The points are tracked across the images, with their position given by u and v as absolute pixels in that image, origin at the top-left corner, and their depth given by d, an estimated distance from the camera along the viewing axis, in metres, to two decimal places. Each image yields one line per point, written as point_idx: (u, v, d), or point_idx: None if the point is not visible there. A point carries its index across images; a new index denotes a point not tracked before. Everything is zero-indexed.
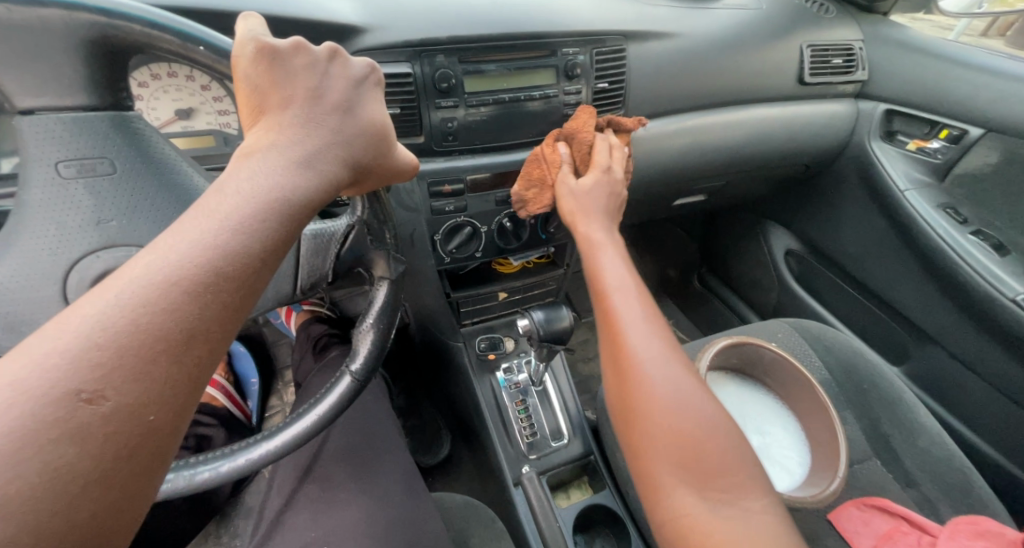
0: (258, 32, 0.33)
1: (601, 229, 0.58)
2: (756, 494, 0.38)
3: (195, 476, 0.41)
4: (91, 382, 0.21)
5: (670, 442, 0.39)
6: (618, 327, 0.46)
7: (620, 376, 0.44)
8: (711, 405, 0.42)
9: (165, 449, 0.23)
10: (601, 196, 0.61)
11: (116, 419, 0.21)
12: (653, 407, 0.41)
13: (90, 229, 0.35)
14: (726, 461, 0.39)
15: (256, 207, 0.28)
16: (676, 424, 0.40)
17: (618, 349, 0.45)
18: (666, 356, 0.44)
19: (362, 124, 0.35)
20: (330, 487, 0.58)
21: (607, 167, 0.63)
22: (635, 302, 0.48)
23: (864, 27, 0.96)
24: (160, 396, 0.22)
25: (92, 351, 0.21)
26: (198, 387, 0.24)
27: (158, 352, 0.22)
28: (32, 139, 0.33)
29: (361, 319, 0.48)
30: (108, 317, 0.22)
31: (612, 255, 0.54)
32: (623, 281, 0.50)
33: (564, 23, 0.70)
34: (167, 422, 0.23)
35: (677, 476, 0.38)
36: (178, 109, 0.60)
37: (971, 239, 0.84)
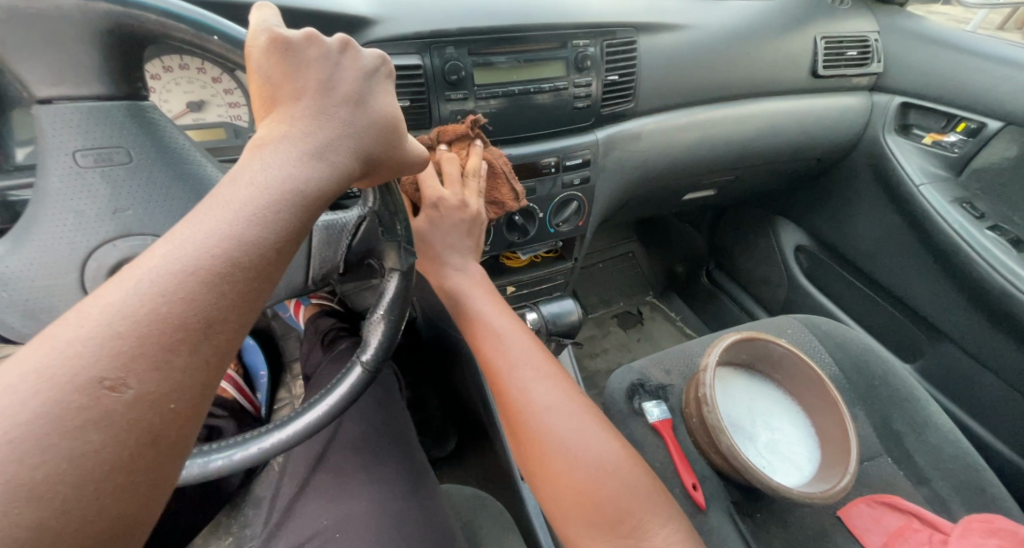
0: (272, 23, 0.33)
1: (470, 275, 0.57)
2: (657, 524, 0.38)
3: (209, 463, 0.42)
4: (113, 371, 0.21)
5: (568, 495, 0.39)
6: (512, 380, 0.46)
7: (516, 433, 0.45)
8: (603, 442, 0.42)
9: (185, 437, 0.23)
10: (444, 229, 0.56)
11: (138, 407, 0.21)
12: (546, 462, 0.41)
13: (107, 217, 0.35)
14: (624, 500, 0.39)
15: (270, 198, 0.28)
16: (571, 476, 0.40)
17: (506, 404, 0.46)
18: (560, 401, 0.44)
19: (373, 117, 0.35)
20: (340, 475, 0.58)
21: (444, 196, 0.55)
22: (516, 351, 0.48)
23: (880, 18, 0.94)
24: (179, 385, 0.23)
25: (114, 340, 0.21)
26: (216, 376, 0.25)
27: (177, 342, 0.23)
28: (49, 128, 0.33)
29: (372, 311, 0.48)
30: (128, 306, 0.22)
31: (486, 301, 0.54)
32: (512, 333, 0.51)
33: (575, 14, 0.69)
34: (187, 410, 0.23)
35: (584, 528, 0.39)
36: (190, 102, 0.61)
37: (987, 234, 0.82)
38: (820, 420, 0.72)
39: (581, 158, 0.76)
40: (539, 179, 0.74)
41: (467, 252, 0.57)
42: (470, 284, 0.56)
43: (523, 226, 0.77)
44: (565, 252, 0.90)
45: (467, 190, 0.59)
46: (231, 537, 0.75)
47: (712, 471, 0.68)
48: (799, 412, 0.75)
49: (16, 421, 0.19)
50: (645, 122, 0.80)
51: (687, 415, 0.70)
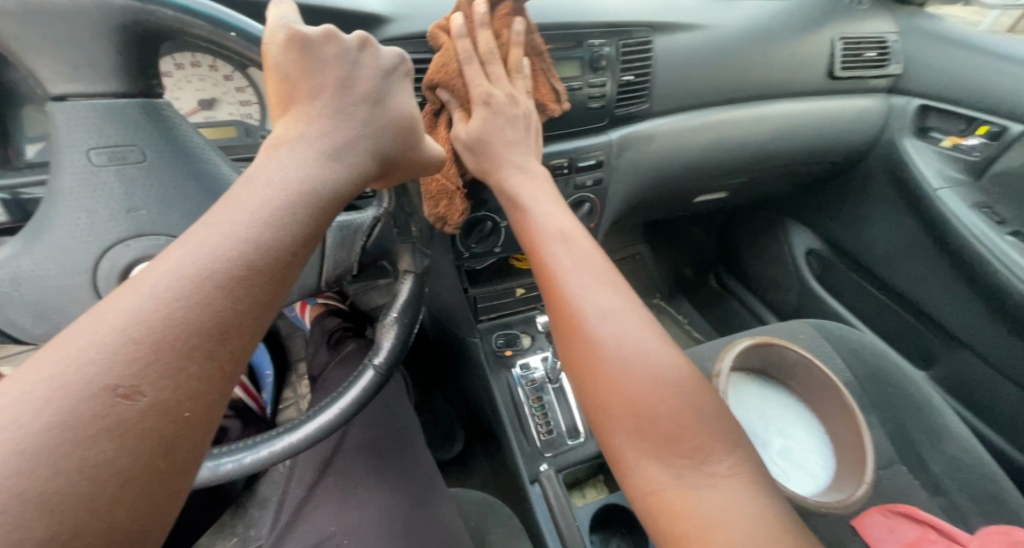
0: (289, 20, 0.32)
1: (519, 174, 0.56)
2: (719, 451, 0.36)
3: (218, 466, 0.41)
4: (127, 378, 0.20)
5: (627, 407, 0.38)
6: (565, 289, 0.45)
7: (569, 342, 0.43)
8: (667, 356, 0.40)
9: (198, 449, 0.22)
10: (498, 129, 0.56)
11: (151, 416, 0.20)
12: (606, 371, 0.40)
13: (121, 217, 0.35)
14: (686, 420, 0.37)
15: (287, 199, 0.27)
16: (630, 386, 0.39)
17: (563, 310, 0.44)
18: (614, 312, 0.43)
19: (391, 116, 0.34)
20: (348, 478, 0.57)
21: (488, 96, 0.56)
22: (575, 254, 0.47)
23: (899, 20, 0.93)
24: (194, 392, 0.21)
25: (128, 346, 0.20)
26: (230, 383, 0.23)
27: (192, 347, 0.22)
28: (64, 125, 0.33)
29: (385, 313, 0.48)
30: (141, 311, 0.21)
31: (542, 201, 0.53)
32: (563, 237, 0.49)
33: (591, 13, 0.68)
34: (201, 420, 0.22)
35: (637, 443, 0.38)
36: (201, 99, 0.60)
37: (1008, 240, 0.81)
38: (836, 429, 0.71)
39: (595, 158, 0.75)
40: (552, 180, 0.73)
41: (530, 155, 0.58)
42: (529, 182, 0.56)
43: None
44: None
45: (511, 85, 0.59)
46: (236, 538, 0.74)
47: None
48: (814, 420, 0.74)
49: (29, 430, 0.18)
50: (658, 123, 0.79)
51: None
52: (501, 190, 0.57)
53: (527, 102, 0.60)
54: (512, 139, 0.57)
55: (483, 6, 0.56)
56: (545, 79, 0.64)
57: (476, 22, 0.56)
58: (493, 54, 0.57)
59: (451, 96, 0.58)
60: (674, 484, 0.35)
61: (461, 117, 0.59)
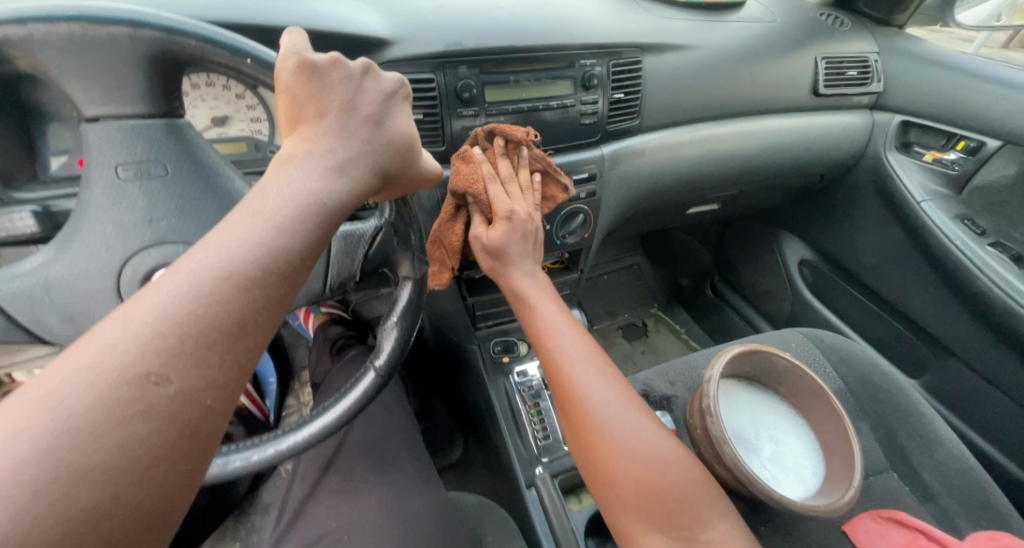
0: (300, 48, 0.36)
1: (524, 274, 0.61)
2: (711, 517, 0.41)
3: (226, 464, 0.44)
4: (157, 366, 0.22)
5: (631, 487, 0.41)
6: (568, 374, 0.49)
7: (575, 426, 0.47)
8: (661, 439, 0.45)
9: (220, 431, 0.25)
10: (515, 242, 0.60)
11: (178, 401, 0.22)
12: (609, 456, 0.43)
13: (143, 227, 0.38)
14: (684, 497, 0.41)
15: (296, 210, 0.30)
16: (633, 468, 0.42)
17: (568, 395, 0.48)
18: (614, 396, 0.47)
19: (391, 135, 0.37)
20: (350, 479, 0.59)
21: (510, 211, 0.59)
22: (575, 344, 0.52)
23: (879, 39, 0.97)
24: (215, 382, 0.24)
25: (158, 338, 0.23)
26: (246, 375, 0.26)
27: (214, 341, 0.24)
28: (96, 144, 0.36)
29: (385, 318, 0.50)
30: (169, 307, 0.24)
31: (541, 294, 0.59)
32: (562, 327, 0.54)
33: (582, 35, 0.72)
34: (220, 407, 0.24)
35: (641, 520, 0.41)
36: (214, 117, 0.64)
37: (989, 251, 0.83)
38: (825, 435, 0.72)
39: (587, 172, 0.78)
40: None
41: (535, 263, 0.63)
42: (530, 280, 0.61)
43: None
44: (571, 264, 0.91)
45: (527, 200, 0.63)
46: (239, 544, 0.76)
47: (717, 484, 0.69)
48: (804, 425, 0.76)
49: (77, 408, 0.20)
50: (649, 138, 0.83)
51: (692, 427, 0.70)
52: (509, 290, 0.61)
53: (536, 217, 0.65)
54: (522, 253, 0.61)
55: (501, 141, 0.63)
56: (553, 182, 0.69)
57: (495, 153, 0.63)
58: (509, 178, 0.62)
59: (473, 203, 0.62)
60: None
61: (481, 221, 0.62)
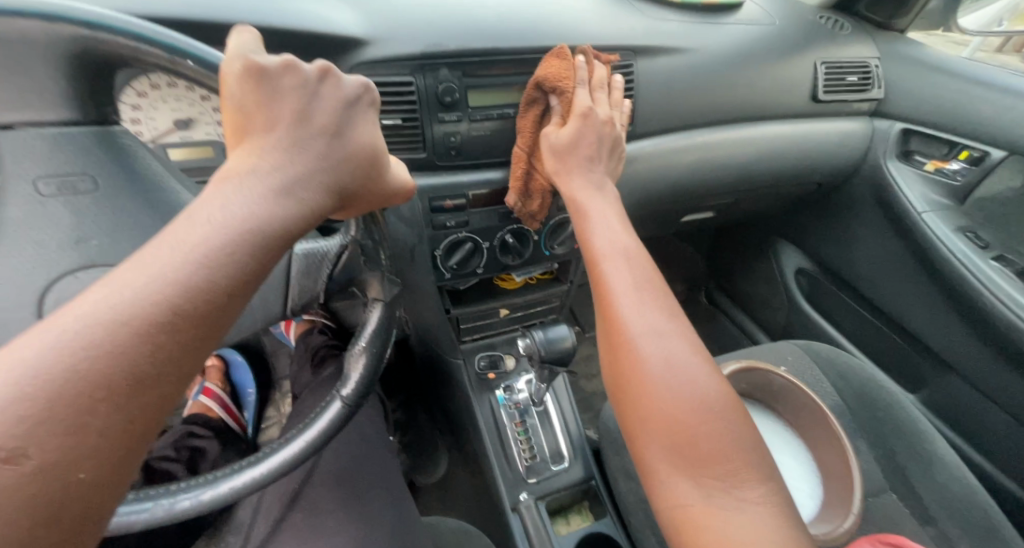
0: (250, 50, 0.32)
1: (583, 185, 0.59)
2: (752, 477, 0.35)
3: (174, 504, 0.39)
4: (13, 439, 0.18)
5: (664, 424, 0.37)
6: (612, 298, 0.45)
7: (613, 354, 0.43)
8: (710, 378, 0.40)
9: (96, 507, 0.20)
10: (588, 141, 0.61)
11: (38, 479, 0.18)
12: (645, 386, 0.39)
13: (68, 247, 0.33)
14: (723, 444, 0.36)
15: (226, 239, 0.26)
16: (669, 403, 0.38)
17: (610, 319, 0.44)
18: (659, 327, 0.42)
19: (351, 149, 0.33)
20: (318, 514, 0.55)
21: (588, 111, 0.61)
22: (628, 269, 0.47)
23: (880, 44, 0.94)
24: (93, 450, 0.20)
25: (20, 402, 0.18)
26: (139, 437, 0.22)
27: (97, 401, 0.20)
28: (10, 155, 0.32)
29: (353, 342, 0.46)
30: (43, 361, 0.19)
31: (605, 211, 0.56)
32: (614, 248, 0.50)
33: (572, 37, 0.68)
34: (98, 480, 0.20)
35: (672, 462, 0.37)
36: (177, 120, 0.59)
37: (993, 265, 0.80)
38: (824, 458, 0.69)
39: None
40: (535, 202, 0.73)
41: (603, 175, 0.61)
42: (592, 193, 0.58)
43: (517, 248, 0.76)
44: (561, 275, 0.88)
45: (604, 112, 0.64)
46: None
47: None
48: (799, 445, 0.72)
49: None
50: (642, 145, 0.79)
51: None
52: (568, 198, 0.59)
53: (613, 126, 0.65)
54: (592, 155, 0.61)
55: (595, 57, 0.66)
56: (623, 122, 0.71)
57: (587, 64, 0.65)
58: (593, 88, 0.65)
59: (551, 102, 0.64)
60: (703, 503, 0.35)
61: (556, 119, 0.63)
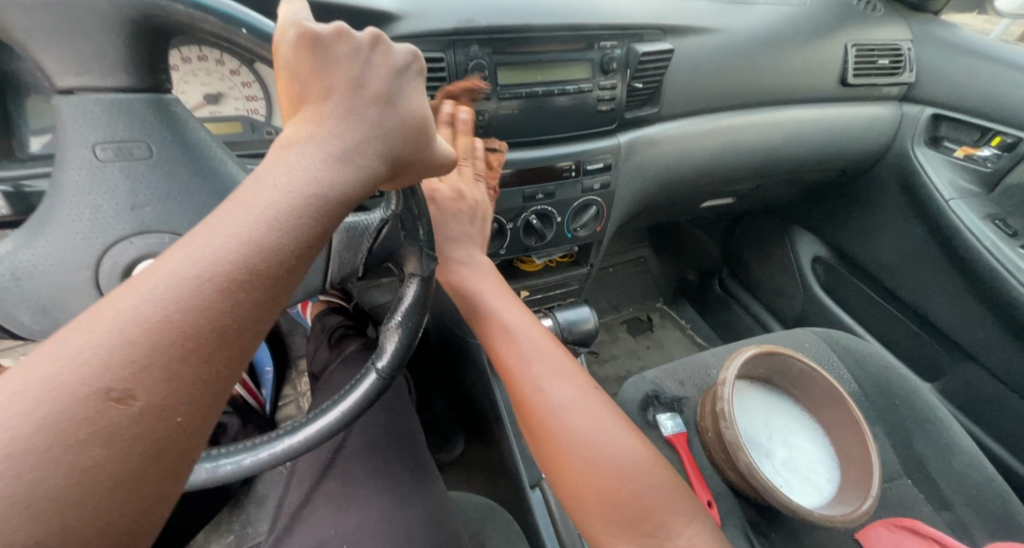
0: (301, 17, 0.31)
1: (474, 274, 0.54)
2: (679, 522, 0.36)
3: (216, 468, 0.39)
4: (121, 381, 0.20)
5: (593, 495, 0.37)
6: (522, 383, 0.45)
7: (537, 438, 0.42)
8: (625, 440, 0.40)
9: (194, 449, 0.22)
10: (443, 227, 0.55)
11: (144, 420, 0.20)
12: (571, 463, 0.39)
13: (125, 214, 0.34)
14: (645, 498, 0.37)
15: (292, 203, 0.26)
16: (593, 475, 0.38)
17: (525, 405, 0.44)
18: (573, 400, 0.43)
19: (403, 117, 0.33)
20: (350, 483, 0.57)
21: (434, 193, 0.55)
22: (532, 351, 0.47)
23: (913, 27, 0.92)
24: (189, 396, 0.21)
25: (123, 348, 0.20)
26: (226, 387, 0.23)
27: (189, 351, 0.21)
28: (70, 119, 0.32)
29: (389, 316, 0.47)
30: (140, 313, 0.21)
31: (493, 289, 0.54)
32: (519, 331, 0.49)
33: (602, 14, 0.68)
34: (195, 424, 0.22)
35: (609, 530, 0.36)
36: (207, 94, 0.59)
37: (1021, 253, 0.80)
38: (844, 441, 0.69)
39: (603, 162, 0.75)
40: (559, 183, 0.74)
41: (473, 247, 0.58)
42: (479, 276, 0.55)
43: (540, 230, 0.76)
44: (580, 258, 0.88)
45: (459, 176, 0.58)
46: (233, 536, 0.73)
47: (727, 488, 0.66)
48: (817, 430, 0.73)
49: (17, 433, 0.18)
50: (667, 127, 0.79)
51: (701, 429, 0.67)
52: None
53: (478, 197, 0.60)
54: (454, 233, 0.56)
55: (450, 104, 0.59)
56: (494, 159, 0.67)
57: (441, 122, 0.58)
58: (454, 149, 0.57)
59: None
60: None
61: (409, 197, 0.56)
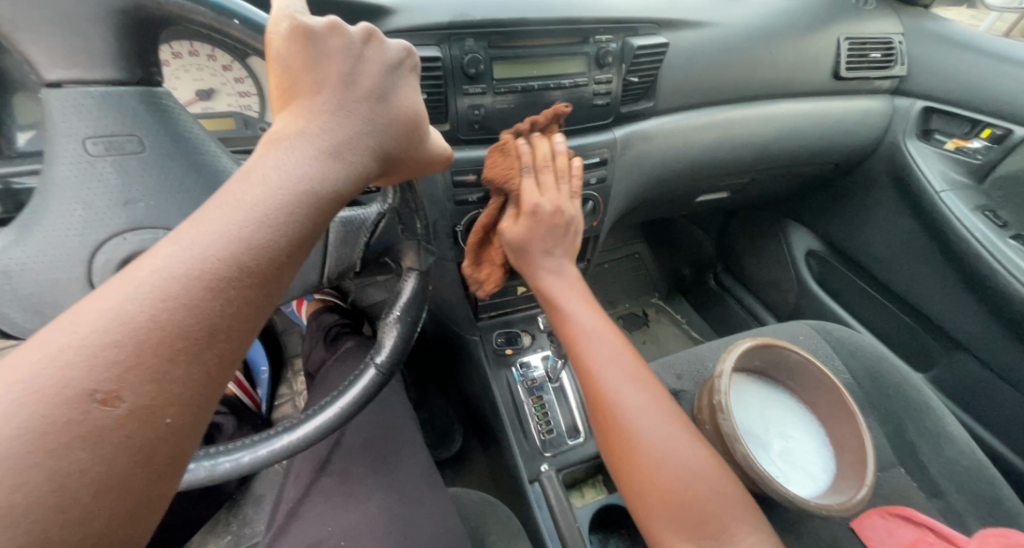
0: (294, 9, 0.31)
1: (553, 274, 0.57)
2: (743, 529, 0.39)
3: (215, 466, 0.39)
4: (105, 382, 0.20)
5: (663, 497, 0.40)
6: (596, 383, 0.46)
7: (607, 436, 0.45)
8: (694, 450, 0.42)
9: (183, 450, 0.22)
10: (539, 239, 0.56)
11: (130, 422, 0.20)
12: (643, 467, 0.42)
13: (117, 209, 0.33)
14: (713, 504, 0.40)
15: (283, 199, 0.26)
16: (663, 479, 0.41)
17: (600, 405, 0.45)
18: (647, 406, 0.45)
19: (395, 113, 0.33)
20: (347, 480, 0.57)
21: (536, 206, 0.54)
22: (609, 354, 0.48)
23: (904, 21, 0.93)
24: (177, 397, 0.21)
25: (108, 349, 0.20)
26: (216, 387, 0.23)
27: (177, 351, 0.21)
28: (59, 113, 0.32)
29: (388, 311, 0.46)
30: (126, 312, 0.21)
31: (571, 291, 0.55)
32: (593, 334, 0.49)
33: (598, 8, 0.67)
34: (184, 424, 0.22)
35: (674, 529, 0.39)
36: (199, 90, 0.59)
37: (1011, 244, 0.81)
38: (838, 432, 0.70)
39: (599, 156, 0.75)
40: None
41: (564, 259, 0.58)
42: (565, 284, 0.56)
43: None
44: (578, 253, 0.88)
45: (558, 193, 0.57)
46: (230, 536, 0.72)
47: None
48: (812, 421, 0.73)
49: None
50: (663, 121, 0.79)
51: (699, 422, 0.68)
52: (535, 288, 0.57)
53: (574, 214, 0.59)
54: (552, 248, 0.57)
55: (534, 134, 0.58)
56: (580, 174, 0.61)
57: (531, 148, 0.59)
58: (545, 171, 0.56)
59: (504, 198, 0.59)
60: None
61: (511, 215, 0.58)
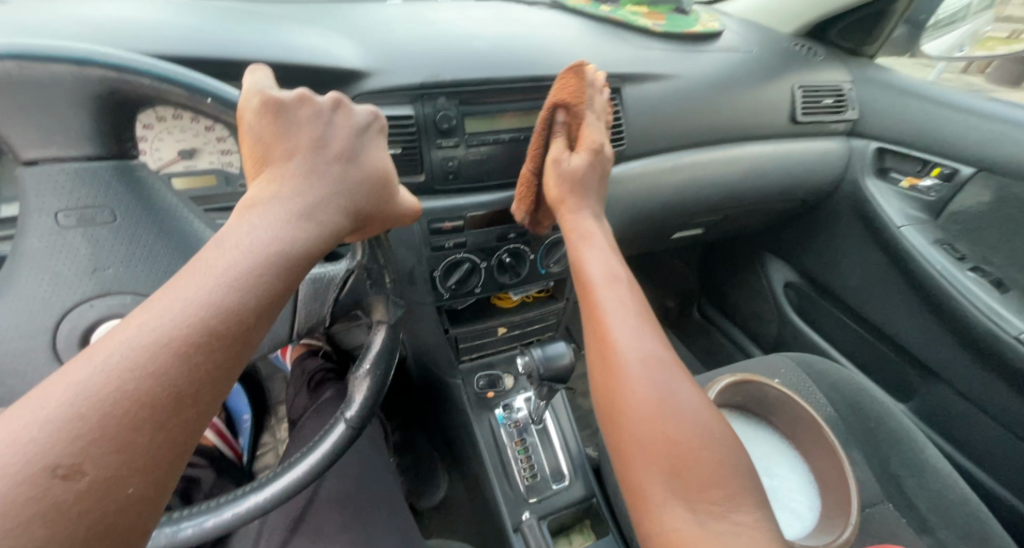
0: (263, 86, 0.34)
1: (591, 219, 0.61)
2: (745, 503, 0.35)
3: (177, 532, 0.37)
4: (68, 457, 0.20)
5: (662, 449, 0.37)
6: (605, 326, 0.46)
7: (607, 384, 0.43)
8: (700, 407, 0.40)
9: (144, 521, 0.22)
10: (591, 176, 0.64)
11: (91, 495, 0.20)
12: (641, 412, 0.39)
13: (86, 277, 0.35)
14: (715, 466, 0.36)
15: (253, 262, 0.28)
16: (663, 427, 0.38)
17: (605, 351, 0.44)
18: (655, 355, 0.43)
19: (365, 171, 0.35)
20: (321, 539, 0.55)
21: (596, 145, 0.65)
22: (622, 302, 0.48)
23: (852, 69, 0.99)
24: (140, 467, 0.22)
25: (73, 422, 0.21)
26: (180, 456, 0.24)
27: (143, 420, 0.22)
28: (34, 189, 0.33)
29: (357, 364, 0.47)
30: (94, 384, 0.22)
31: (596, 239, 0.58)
32: (609, 279, 0.51)
33: (563, 66, 0.72)
34: (146, 495, 0.22)
35: (666, 486, 0.36)
36: (181, 150, 0.61)
37: (969, 275, 0.84)
38: (820, 468, 0.70)
39: None
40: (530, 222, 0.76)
41: (596, 207, 0.64)
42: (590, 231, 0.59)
43: (513, 267, 0.77)
44: (557, 292, 0.89)
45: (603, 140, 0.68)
46: None
47: None
48: (795, 455, 0.74)
49: None
50: (632, 165, 0.82)
51: None
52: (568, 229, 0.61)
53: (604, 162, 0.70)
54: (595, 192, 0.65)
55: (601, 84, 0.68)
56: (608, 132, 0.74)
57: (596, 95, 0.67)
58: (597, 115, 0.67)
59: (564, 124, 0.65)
60: (696, 529, 0.33)
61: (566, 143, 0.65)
